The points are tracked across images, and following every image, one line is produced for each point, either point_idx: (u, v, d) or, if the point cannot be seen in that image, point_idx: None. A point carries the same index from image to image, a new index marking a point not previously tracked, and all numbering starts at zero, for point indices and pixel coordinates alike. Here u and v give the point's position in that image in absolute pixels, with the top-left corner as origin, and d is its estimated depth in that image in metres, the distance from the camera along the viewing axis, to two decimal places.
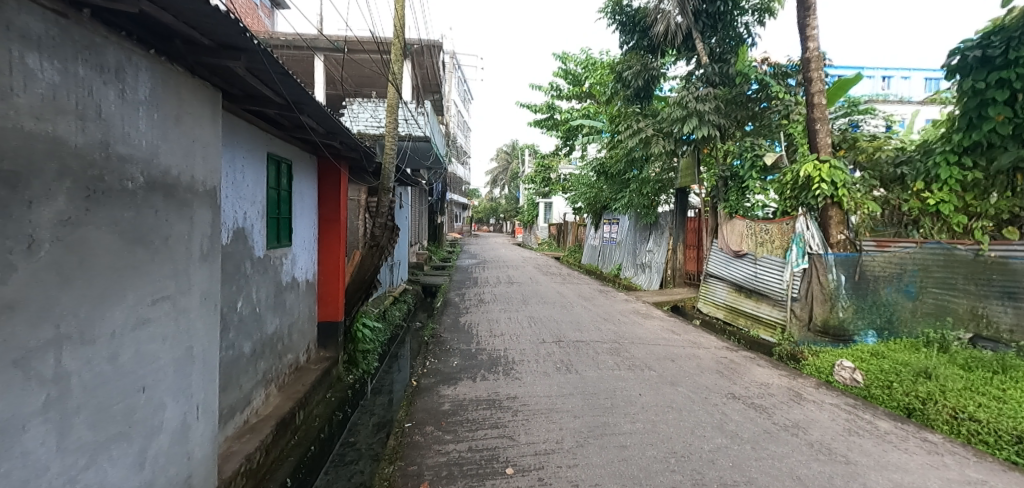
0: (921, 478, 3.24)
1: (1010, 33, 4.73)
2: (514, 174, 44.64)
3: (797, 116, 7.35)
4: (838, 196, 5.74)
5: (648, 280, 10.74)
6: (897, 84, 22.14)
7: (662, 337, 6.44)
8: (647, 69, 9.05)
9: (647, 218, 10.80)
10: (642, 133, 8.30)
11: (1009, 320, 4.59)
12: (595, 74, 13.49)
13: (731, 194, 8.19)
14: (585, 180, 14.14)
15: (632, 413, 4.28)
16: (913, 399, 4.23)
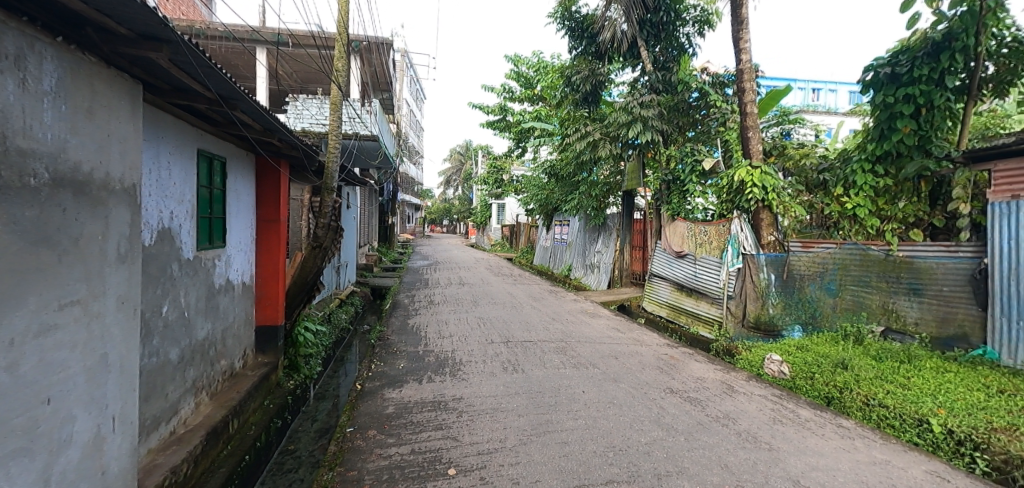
0: (833, 461, 3.51)
1: (914, 53, 5.24)
2: (467, 175, 44.42)
3: (733, 124, 7.82)
4: (769, 200, 6.11)
5: (597, 279, 11.00)
6: (826, 95, 23.70)
7: (605, 335, 6.60)
8: (595, 75, 9.40)
9: (597, 220, 11.01)
10: (590, 136, 8.66)
11: (915, 314, 5.05)
12: (547, 78, 13.67)
13: (673, 197, 8.42)
14: (537, 182, 14.38)
15: (574, 410, 4.38)
16: (832, 388, 4.55)
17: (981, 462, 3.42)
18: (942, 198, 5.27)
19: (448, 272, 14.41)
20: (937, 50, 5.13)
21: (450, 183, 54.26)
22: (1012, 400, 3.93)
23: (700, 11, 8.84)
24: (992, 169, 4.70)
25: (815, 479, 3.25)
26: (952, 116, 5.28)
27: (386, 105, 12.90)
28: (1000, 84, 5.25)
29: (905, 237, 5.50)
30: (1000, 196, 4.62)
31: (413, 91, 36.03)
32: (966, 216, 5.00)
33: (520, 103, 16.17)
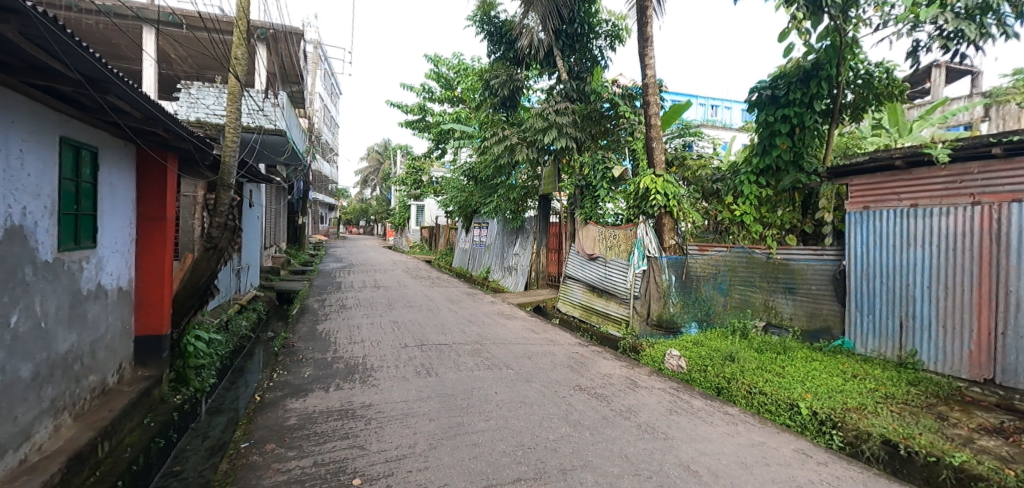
0: (718, 445, 3.86)
1: (790, 78, 5.91)
2: (386, 175, 42.98)
3: (639, 134, 8.31)
4: (670, 206, 6.59)
5: (515, 282, 11.18)
6: (722, 112, 26.03)
7: (521, 336, 6.73)
8: (512, 80, 9.62)
9: (514, 223, 11.16)
10: (507, 140, 8.79)
11: (789, 310, 5.77)
12: (468, 81, 13.79)
13: (586, 202, 8.68)
14: (457, 185, 14.08)
15: (486, 412, 4.41)
16: (721, 378, 4.98)
17: (838, 438, 3.95)
18: (811, 208, 5.99)
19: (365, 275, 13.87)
20: (807, 77, 5.81)
21: (369, 183, 52.46)
22: (862, 383, 4.56)
23: (612, 26, 9.40)
24: (849, 183, 5.45)
25: (702, 463, 3.54)
26: (819, 136, 6.01)
27: (298, 99, 12.22)
28: (856, 111, 6.12)
29: (783, 242, 6.18)
30: (855, 207, 5.38)
31: (327, 85, 34.16)
32: (829, 224, 5.74)
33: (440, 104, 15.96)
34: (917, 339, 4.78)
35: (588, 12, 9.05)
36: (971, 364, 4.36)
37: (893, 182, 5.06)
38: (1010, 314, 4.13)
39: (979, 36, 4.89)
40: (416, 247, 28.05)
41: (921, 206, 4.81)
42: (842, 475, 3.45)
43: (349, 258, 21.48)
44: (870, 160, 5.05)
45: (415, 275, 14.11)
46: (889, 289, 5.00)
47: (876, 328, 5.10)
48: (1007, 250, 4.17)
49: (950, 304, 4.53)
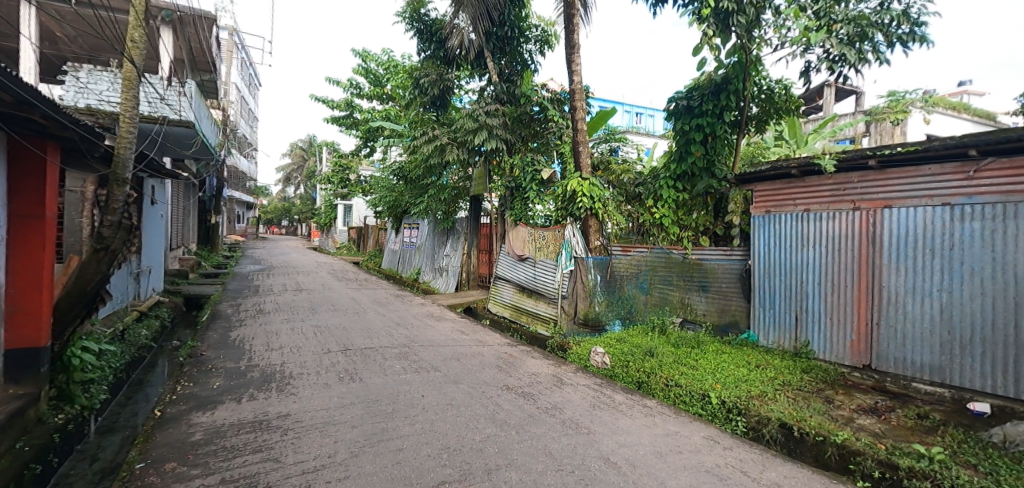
0: (636, 437, 4.07)
1: (702, 90, 6.37)
2: (312, 170, 40.60)
3: (567, 139, 8.63)
4: (595, 208, 6.86)
5: (446, 283, 11.12)
6: (647, 120, 27.52)
7: (449, 338, 6.70)
8: (443, 80, 9.53)
9: (445, 224, 11.09)
10: (437, 140, 8.70)
11: (703, 306, 6.19)
12: (398, 79, 13.54)
13: (516, 204, 8.77)
14: (387, 184, 13.55)
15: (412, 416, 4.33)
16: (642, 373, 5.23)
17: (743, 424, 4.30)
18: (722, 212, 6.43)
19: (286, 278, 13.10)
20: (717, 90, 6.28)
21: (294, 181, 49.77)
22: (763, 372, 4.99)
23: (541, 31, 9.65)
24: (753, 189, 5.94)
25: (621, 455, 3.71)
26: (728, 145, 6.51)
27: (211, 88, 11.38)
28: (760, 122, 6.68)
29: (698, 243, 6.60)
30: (758, 211, 5.88)
31: (244, 74, 31.76)
32: (737, 226, 6.26)
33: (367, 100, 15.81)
34: (809, 331, 5.31)
35: (518, 16, 9.22)
36: (853, 352, 4.93)
37: (789, 189, 5.59)
38: (884, 307, 4.73)
39: (859, 61, 5.49)
40: (347, 248, 26.96)
41: (813, 211, 5.34)
42: (746, 458, 3.74)
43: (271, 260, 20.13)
44: (771, 168, 5.55)
45: (342, 278, 13.56)
46: (787, 286, 5.51)
47: (775, 322, 5.61)
48: (881, 250, 4.76)
49: (836, 299, 5.08)
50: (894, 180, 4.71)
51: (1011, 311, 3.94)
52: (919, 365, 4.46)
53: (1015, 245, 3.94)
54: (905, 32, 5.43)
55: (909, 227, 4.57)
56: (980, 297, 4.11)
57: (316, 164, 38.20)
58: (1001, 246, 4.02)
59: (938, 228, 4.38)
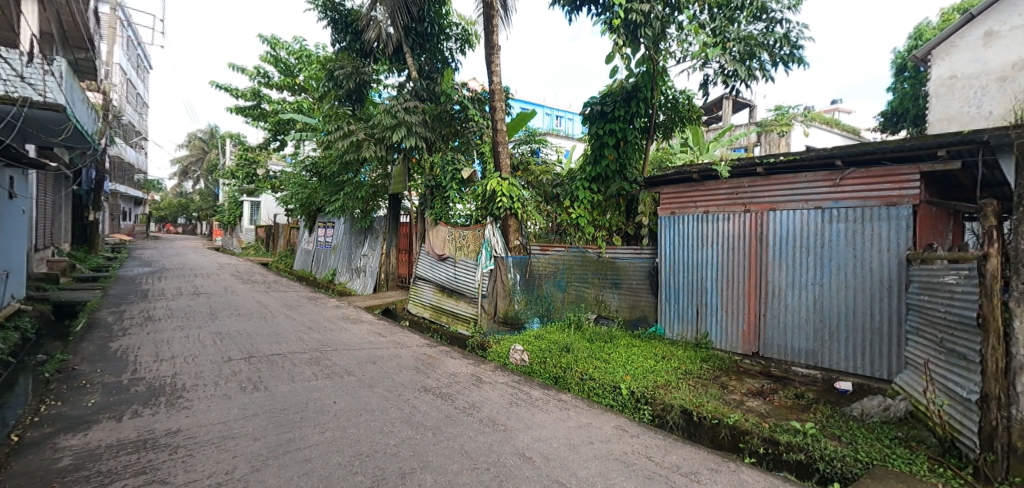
0: (551, 430, 4.19)
1: (615, 97, 6.75)
2: (211, 164, 36.97)
3: (487, 138, 8.85)
4: (515, 209, 6.94)
5: (363, 284, 10.77)
6: (566, 123, 28.69)
7: (365, 340, 6.52)
8: (359, 73, 9.32)
9: (363, 223, 10.61)
10: (352, 136, 8.45)
11: (615, 303, 6.59)
12: (312, 70, 13.02)
13: (436, 202, 8.66)
14: (300, 181, 12.59)
15: (321, 424, 4.13)
16: (558, 368, 5.39)
17: (649, 412, 4.58)
18: (633, 213, 6.91)
19: (182, 281, 11.88)
20: (627, 98, 6.69)
21: (194, 175, 45.48)
22: (668, 362, 5.36)
23: (461, 30, 9.77)
24: (661, 192, 6.35)
25: (536, 449, 3.80)
26: (639, 150, 7.00)
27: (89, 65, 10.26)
28: (666, 130, 7.21)
29: (611, 242, 7.01)
30: (665, 212, 6.29)
31: (128, 53, 28.70)
32: (647, 226, 6.69)
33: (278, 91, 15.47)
34: (708, 323, 5.77)
35: (438, 13, 9.26)
36: (744, 341, 5.43)
37: (691, 192, 6.03)
38: (769, 299, 5.25)
39: (749, 77, 6.09)
40: (253, 250, 24.87)
41: (711, 212, 5.80)
42: (650, 444, 4.00)
43: (163, 261, 18.12)
44: (676, 172, 5.96)
45: (247, 281, 12.57)
46: (689, 282, 5.95)
47: (679, 316, 6.03)
48: (767, 249, 5.28)
49: (731, 293, 5.57)
50: (777, 186, 5.25)
51: (868, 301, 4.55)
52: (797, 351, 5.01)
53: (871, 244, 4.55)
54: (786, 53, 6.12)
55: (789, 228, 5.11)
56: (845, 290, 4.71)
57: (220, 158, 35.07)
58: (861, 245, 4.62)
59: (812, 229, 4.95)
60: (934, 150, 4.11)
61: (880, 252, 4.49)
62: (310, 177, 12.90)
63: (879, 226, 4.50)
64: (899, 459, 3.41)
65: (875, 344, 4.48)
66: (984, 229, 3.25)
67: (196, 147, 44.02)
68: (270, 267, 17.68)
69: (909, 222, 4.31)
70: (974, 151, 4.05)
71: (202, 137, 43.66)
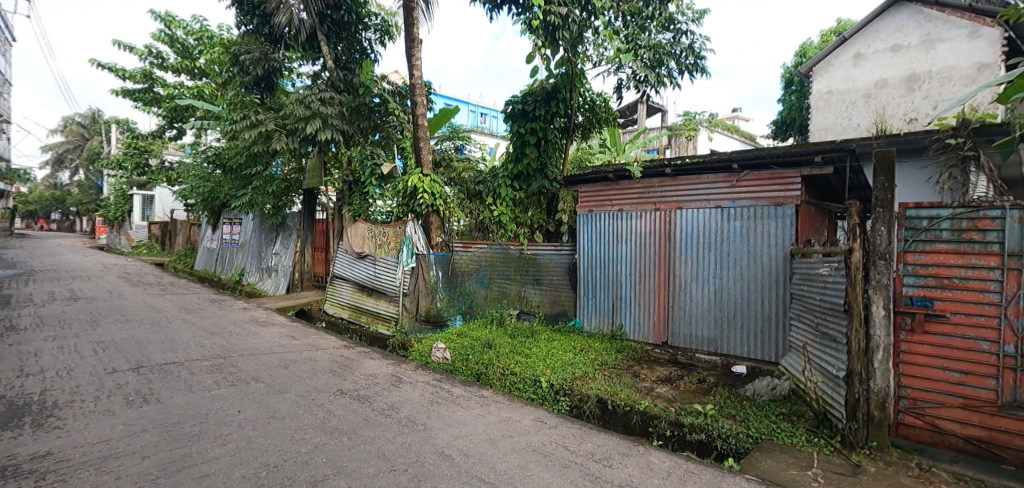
0: (471, 427, 4.19)
1: (535, 97, 7.02)
2: (92, 153, 32.98)
3: (408, 133, 8.79)
4: (437, 205, 6.99)
5: (275, 285, 10.18)
6: (490, 121, 29.10)
7: (275, 344, 6.16)
8: (267, 59, 8.92)
9: (274, 219, 10.00)
10: (260, 126, 7.98)
11: (536, 298, 6.77)
12: (213, 54, 12.14)
13: (354, 198, 8.64)
14: (202, 173, 11.83)
15: (222, 435, 3.78)
16: (480, 365, 5.42)
17: (568, 402, 4.72)
18: (553, 211, 7.17)
19: (55, 286, 10.44)
20: (547, 98, 7.01)
21: (72, 163, 40.11)
22: (586, 354, 5.57)
23: (381, 20, 9.62)
24: (579, 191, 6.61)
25: (456, 446, 3.77)
26: (558, 150, 7.39)
27: None
28: (585, 131, 7.68)
29: (532, 240, 7.20)
30: (583, 210, 6.54)
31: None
32: (566, 223, 6.95)
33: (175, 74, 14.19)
34: (623, 315, 6.08)
35: (355, 2, 8.98)
36: (655, 331, 5.79)
37: (607, 191, 6.32)
38: (677, 292, 5.62)
39: (657, 83, 6.56)
40: (146, 250, 22.40)
41: (625, 211, 6.10)
42: (567, 434, 4.13)
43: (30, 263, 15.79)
44: (593, 172, 6.25)
45: (137, 283, 11.32)
46: (606, 277, 6.22)
47: (597, 309, 6.31)
48: (674, 245, 5.65)
49: (643, 287, 5.90)
50: (684, 186, 5.64)
51: (759, 292, 5.02)
52: (701, 339, 5.42)
53: (761, 240, 5.02)
54: (691, 63, 6.63)
55: (694, 226, 5.50)
56: (740, 282, 5.16)
57: (105, 145, 31.33)
58: (754, 242, 5.08)
59: (713, 226, 5.36)
60: (812, 156, 4.65)
61: (769, 247, 4.97)
62: (214, 170, 12.16)
63: (768, 224, 4.98)
64: (784, 432, 3.79)
65: (765, 331, 4.97)
66: (849, 228, 3.72)
67: (78, 131, 38.87)
68: (165, 268, 16.05)
69: (793, 220, 4.81)
70: (844, 158, 4.63)
71: (85, 121, 38.70)
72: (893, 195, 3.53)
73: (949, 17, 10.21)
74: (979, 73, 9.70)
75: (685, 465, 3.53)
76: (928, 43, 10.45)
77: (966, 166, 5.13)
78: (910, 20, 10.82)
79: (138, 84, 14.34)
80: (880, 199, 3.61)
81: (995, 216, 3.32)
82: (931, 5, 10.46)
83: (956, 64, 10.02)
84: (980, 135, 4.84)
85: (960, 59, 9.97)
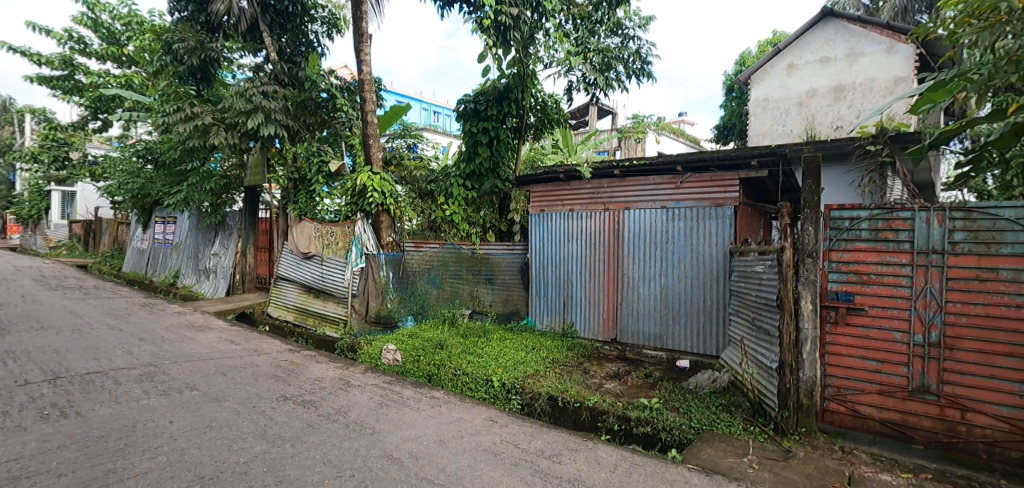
0: (421, 428, 4.13)
1: (487, 96, 7.09)
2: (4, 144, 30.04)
3: (357, 130, 8.70)
4: (387, 204, 6.87)
5: (213, 287, 9.70)
6: (444, 120, 29.00)
7: (213, 350, 5.85)
8: (204, 49, 8.47)
9: (212, 218, 9.50)
10: (196, 120, 7.59)
11: (489, 298, 6.77)
12: (143, 41, 11.40)
13: (300, 197, 8.19)
14: (131, 168, 11.04)
15: (150, 448, 3.52)
16: (432, 366, 5.37)
17: (519, 400, 4.75)
18: (505, 210, 7.22)
19: None
20: (499, 98, 7.09)
21: None
22: (538, 353, 5.64)
23: (328, 13, 9.31)
24: (530, 191, 6.72)
25: (405, 449, 3.70)
26: (510, 150, 7.40)
27: None
28: (537, 131, 7.74)
29: (484, 238, 7.24)
30: (535, 210, 6.62)
31: None
32: (518, 223, 7.00)
33: (100, 62, 13.19)
34: (574, 313, 6.20)
35: None
36: (604, 329, 5.95)
37: (558, 191, 6.42)
38: (625, 290, 5.79)
39: (606, 86, 6.73)
40: (66, 250, 20.63)
41: (576, 210, 6.21)
42: (517, 432, 4.16)
43: None
44: (544, 172, 6.35)
45: (56, 287, 10.40)
46: (557, 276, 6.32)
47: (548, 308, 6.41)
48: (623, 244, 5.82)
49: (593, 285, 6.04)
50: (632, 187, 5.80)
51: (701, 289, 5.25)
52: (647, 335, 5.61)
53: (703, 239, 5.25)
54: (638, 68, 6.82)
55: (641, 226, 5.68)
56: (684, 279, 5.37)
57: (18, 136, 28.61)
58: (697, 241, 5.30)
59: (659, 226, 5.55)
60: (749, 160, 4.91)
61: (710, 246, 5.20)
62: (145, 164, 11.38)
63: (709, 223, 5.21)
64: (723, 422, 3.98)
65: (706, 326, 5.20)
66: (782, 228, 3.93)
67: None
68: (88, 270, 14.86)
69: (731, 220, 5.07)
70: (777, 162, 4.91)
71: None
72: (820, 198, 3.76)
73: (869, 33, 11.00)
74: (896, 85, 10.54)
75: (630, 458, 3.63)
76: (852, 57, 11.26)
77: (884, 172, 5.61)
78: (836, 34, 11.56)
79: (57, 70, 13.22)
80: (808, 201, 3.83)
81: (907, 217, 3.61)
82: (854, 21, 11.18)
83: (877, 77, 10.85)
84: (895, 143, 5.28)
85: (879, 72, 10.80)
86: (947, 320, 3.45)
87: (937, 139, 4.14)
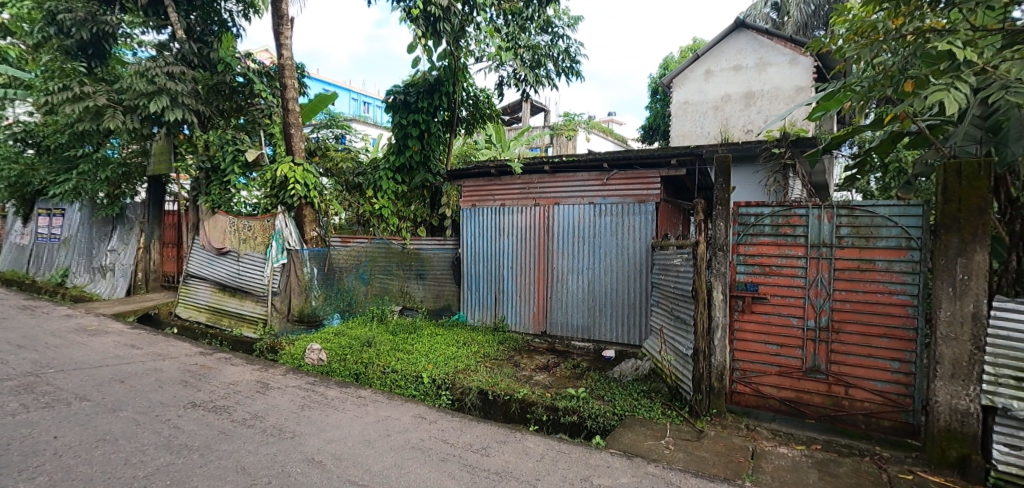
0: (346, 429, 4.01)
1: (417, 89, 7.04)
2: None
3: (277, 118, 8.11)
4: (310, 197, 6.51)
5: (111, 286, 8.83)
6: (377, 111, 28.25)
7: (109, 356, 5.32)
8: (95, 22, 7.67)
9: (109, 210, 8.65)
10: (87, 101, 6.96)
11: (421, 293, 6.82)
12: (19, 9, 10.09)
13: (213, 187, 7.65)
14: (7, 153, 9.76)
15: (28, 468, 3.13)
16: (359, 364, 5.23)
17: (450, 395, 4.74)
18: (437, 205, 7.15)
19: None
20: (429, 90, 7.10)
21: None
22: (469, 348, 5.65)
23: None
24: (461, 185, 6.69)
25: (328, 451, 3.57)
26: (442, 143, 7.39)
27: None
28: (469, 126, 7.77)
29: (416, 233, 7.19)
30: (466, 204, 6.61)
31: None
32: (449, 218, 7.01)
33: None
34: (505, 307, 6.30)
35: None
36: (534, 322, 6.09)
37: (490, 186, 6.45)
38: (555, 284, 5.94)
39: (536, 83, 6.85)
40: None
41: (508, 205, 6.28)
42: (447, 427, 4.14)
43: None
44: (476, 167, 6.36)
45: None
46: (490, 271, 6.38)
47: (481, 303, 6.47)
48: (553, 239, 5.95)
49: (524, 279, 6.14)
50: (562, 183, 5.95)
51: (626, 281, 5.51)
52: (576, 327, 5.81)
53: (628, 234, 5.49)
54: (568, 66, 6.99)
55: (571, 221, 5.84)
56: (610, 273, 5.60)
57: None
58: (622, 235, 5.53)
59: (587, 221, 5.73)
60: (669, 158, 5.19)
61: (634, 240, 5.45)
62: (24, 148, 10.09)
63: (634, 219, 5.46)
64: (643, 408, 4.20)
65: (630, 317, 5.47)
66: (697, 223, 4.19)
67: None
68: None
69: (653, 216, 5.34)
70: (694, 162, 5.24)
71: None
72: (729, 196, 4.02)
73: (775, 45, 11.99)
74: (797, 94, 11.60)
75: (556, 447, 3.73)
76: (761, 66, 12.26)
77: (786, 174, 6.26)
78: (747, 44, 12.51)
79: None
80: (720, 199, 4.10)
81: (802, 214, 3.98)
82: (762, 32, 12.15)
83: (781, 85, 11.87)
84: (796, 147, 5.75)
85: (783, 82, 11.82)
86: (834, 306, 3.84)
87: (830, 144, 4.55)
